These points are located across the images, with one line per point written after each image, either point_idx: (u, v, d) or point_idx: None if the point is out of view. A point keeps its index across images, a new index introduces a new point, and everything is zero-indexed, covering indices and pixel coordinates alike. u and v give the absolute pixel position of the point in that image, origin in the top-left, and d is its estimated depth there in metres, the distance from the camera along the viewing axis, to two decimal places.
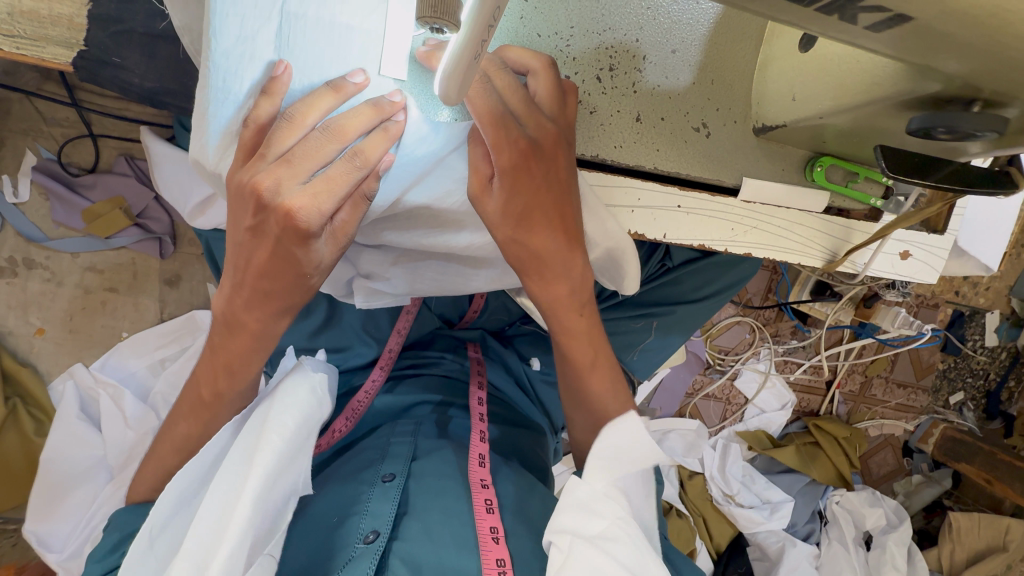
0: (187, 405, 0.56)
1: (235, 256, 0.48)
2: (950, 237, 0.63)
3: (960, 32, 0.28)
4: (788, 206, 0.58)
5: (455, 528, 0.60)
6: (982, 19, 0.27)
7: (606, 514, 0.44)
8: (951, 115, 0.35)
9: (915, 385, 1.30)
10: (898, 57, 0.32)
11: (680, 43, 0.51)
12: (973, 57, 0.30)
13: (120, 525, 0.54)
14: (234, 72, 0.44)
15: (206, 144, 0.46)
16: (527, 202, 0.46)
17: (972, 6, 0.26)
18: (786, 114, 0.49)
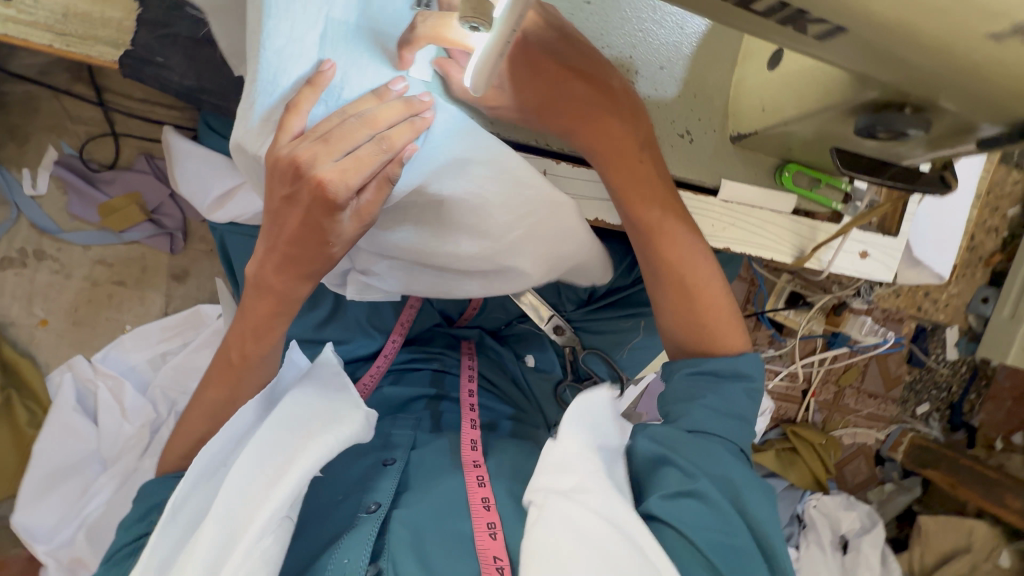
0: (218, 370, 0.63)
1: (268, 224, 0.54)
2: (902, 238, 0.71)
3: (886, 44, 0.35)
4: (761, 206, 0.65)
5: (450, 497, 0.65)
6: (902, 34, 0.34)
7: (578, 471, 0.51)
8: (889, 116, 0.43)
9: (884, 396, 1.37)
10: (843, 64, 0.39)
11: (667, 61, 0.59)
12: (898, 66, 0.37)
13: (149, 495, 0.60)
14: (282, 68, 0.50)
15: (249, 127, 0.52)
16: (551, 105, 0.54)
17: (895, 24, 0.33)
18: (758, 123, 0.57)
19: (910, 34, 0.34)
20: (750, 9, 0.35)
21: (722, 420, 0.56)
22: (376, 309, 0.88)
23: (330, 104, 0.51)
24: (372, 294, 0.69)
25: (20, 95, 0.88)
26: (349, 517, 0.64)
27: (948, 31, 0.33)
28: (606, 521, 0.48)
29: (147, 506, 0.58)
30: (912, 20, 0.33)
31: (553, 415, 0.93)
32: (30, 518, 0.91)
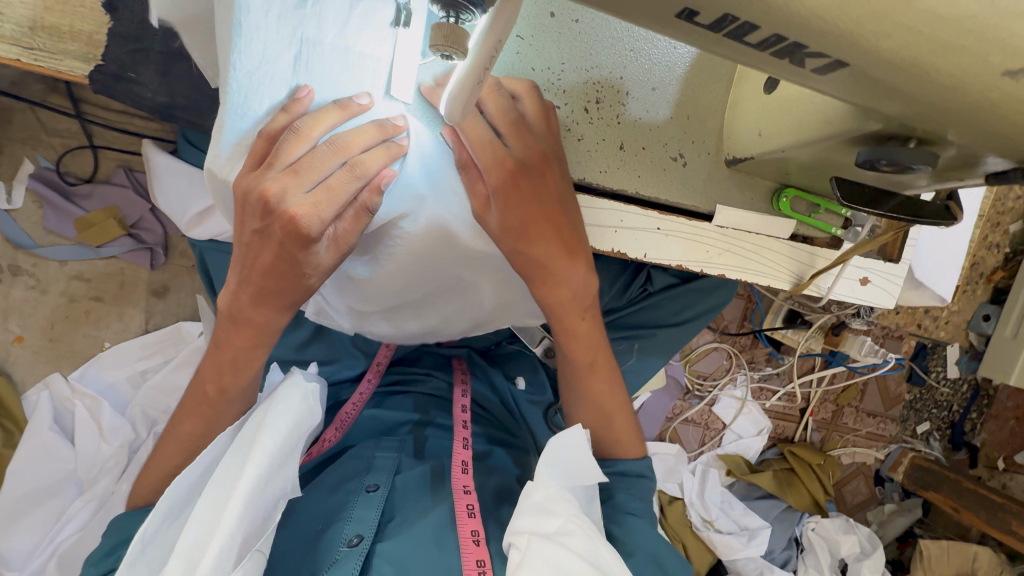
0: (192, 403, 0.59)
1: (241, 256, 0.51)
2: (903, 265, 0.68)
3: (890, 80, 0.32)
4: (757, 231, 0.63)
5: (439, 536, 0.62)
6: (908, 68, 0.31)
7: (559, 513, 0.50)
8: (892, 149, 0.40)
9: (884, 415, 1.35)
10: (845, 96, 0.37)
11: (660, 82, 0.57)
12: (905, 100, 0.35)
13: (118, 530, 0.56)
14: (251, 91, 0.47)
15: (220, 154, 0.49)
16: (525, 219, 0.52)
17: (901, 59, 0.31)
18: (754, 147, 0.55)
19: (917, 69, 0.31)
20: (744, 40, 0.33)
21: (640, 498, 0.62)
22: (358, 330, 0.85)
23: None
24: (327, 319, 0.69)
25: None
26: (328, 550, 0.61)
27: (959, 66, 0.30)
28: (588, 566, 0.47)
29: (110, 545, 0.55)
30: (922, 54, 0.30)
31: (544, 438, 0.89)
32: (1, 543, 0.87)
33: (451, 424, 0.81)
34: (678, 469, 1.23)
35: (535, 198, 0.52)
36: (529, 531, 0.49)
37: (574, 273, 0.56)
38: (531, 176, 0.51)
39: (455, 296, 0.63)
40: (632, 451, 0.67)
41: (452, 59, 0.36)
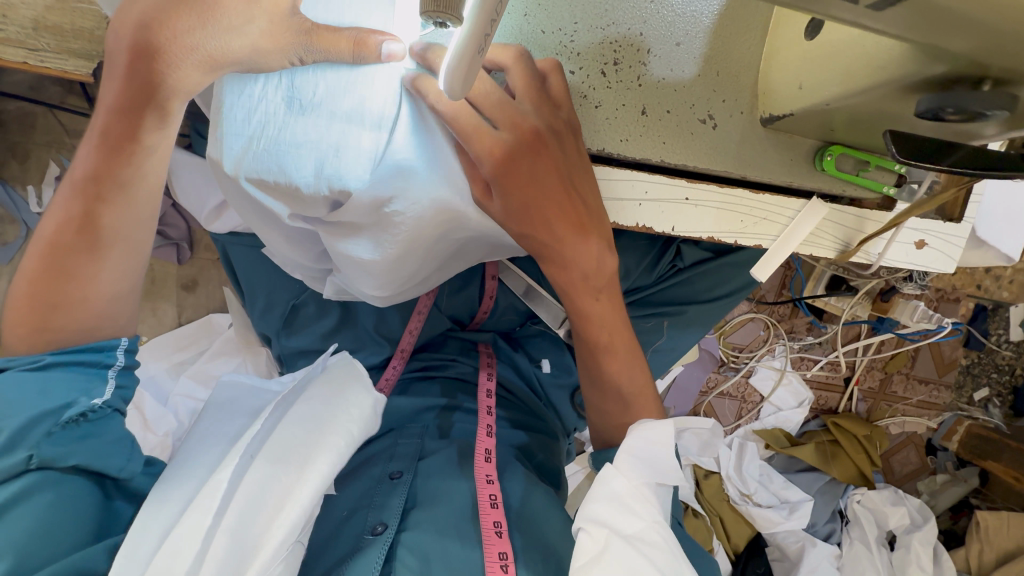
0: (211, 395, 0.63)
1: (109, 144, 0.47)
2: (966, 224, 0.62)
3: None
4: (802, 186, 0.57)
5: (460, 530, 0.61)
6: None
7: (642, 515, 0.50)
8: (957, 94, 0.35)
9: (937, 381, 1.27)
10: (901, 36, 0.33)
11: (685, 35, 0.51)
12: None
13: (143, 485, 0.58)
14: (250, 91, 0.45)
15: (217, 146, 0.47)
16: (530, 202, 0.49)
17: None
18: (793, 102, 0.49)
19: None
20: None
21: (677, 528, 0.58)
22: (378, 318, 0.85)
23: (312, 117, 0.45)
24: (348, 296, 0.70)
25: (17, 112, 0.87)
26: (354, 539, 0.61)
27: None
28: None
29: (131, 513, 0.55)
30: None
31: (569, 419, 0.92)
32: None
33: (475, 417, 0.81)
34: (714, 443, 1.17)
35: (531, 178, 0.48)
36: (607, 525, 0.48)
37: (589, 252, 0.53)
38: (530, 156, 0.48)
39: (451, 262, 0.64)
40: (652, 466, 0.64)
41: (446, 26, 0.33)
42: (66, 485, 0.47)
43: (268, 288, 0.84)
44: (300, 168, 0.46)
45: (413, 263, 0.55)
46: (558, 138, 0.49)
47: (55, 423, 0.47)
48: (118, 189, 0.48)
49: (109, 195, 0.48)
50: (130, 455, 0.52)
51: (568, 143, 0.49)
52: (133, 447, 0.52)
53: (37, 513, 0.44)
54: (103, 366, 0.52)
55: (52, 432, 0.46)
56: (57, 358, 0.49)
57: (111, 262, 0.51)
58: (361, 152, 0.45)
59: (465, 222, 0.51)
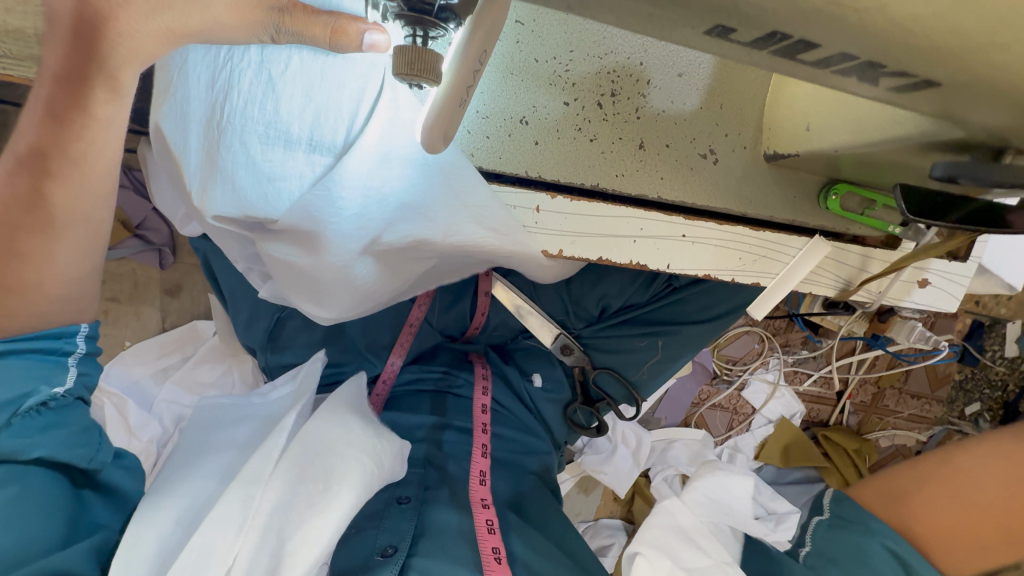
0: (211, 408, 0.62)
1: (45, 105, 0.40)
2: (973, 264, 0.60)
3: (985, 89, 0.26)
4: (805, 223, 0.54)
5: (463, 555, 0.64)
6: None
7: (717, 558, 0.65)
8: (977, 164, 0.32)
9: (929, 396, 1.27)
10: (927, 112, 0.30)
11: (687, 66, 0.48)
12: (1007, 108, 0.27)
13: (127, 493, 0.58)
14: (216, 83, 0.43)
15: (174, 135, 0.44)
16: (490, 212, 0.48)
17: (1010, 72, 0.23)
18: (798, 143, 0.46)
19: None
20: (799, 58, 0.27)
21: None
22: (366, 334, 0.82)
23: (291, 147, 0.44)
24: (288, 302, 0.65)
25: None
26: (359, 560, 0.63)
27: None
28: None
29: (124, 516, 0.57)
30: None
31: (560, 432, 0.91)
32: None
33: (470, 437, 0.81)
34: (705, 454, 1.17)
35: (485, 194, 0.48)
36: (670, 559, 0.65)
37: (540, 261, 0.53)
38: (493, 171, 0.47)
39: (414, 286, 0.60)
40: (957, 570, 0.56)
41: (422, 88, 0.30)
42: (31, 479, 0.48)
43: (253, 302, 0.81)
44: (276, 200, 0.46)
45: (377, 288, 0.54)
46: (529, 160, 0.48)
47: (14, 411, 0.47)
48: (69, 164, 0.42)
49: (58, 170, 0.42)
50: (97, 445, 0.53)
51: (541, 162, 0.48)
52: (100, 437, 0.53)
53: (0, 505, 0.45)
54: (61, 352, 0.50)
55: (10, 421, 0.46)
56: (9, 349, 0.47)
57: (67, 243, 0.46)
58: (339, 184, 0.44)
59: (462, 229, 0.48)
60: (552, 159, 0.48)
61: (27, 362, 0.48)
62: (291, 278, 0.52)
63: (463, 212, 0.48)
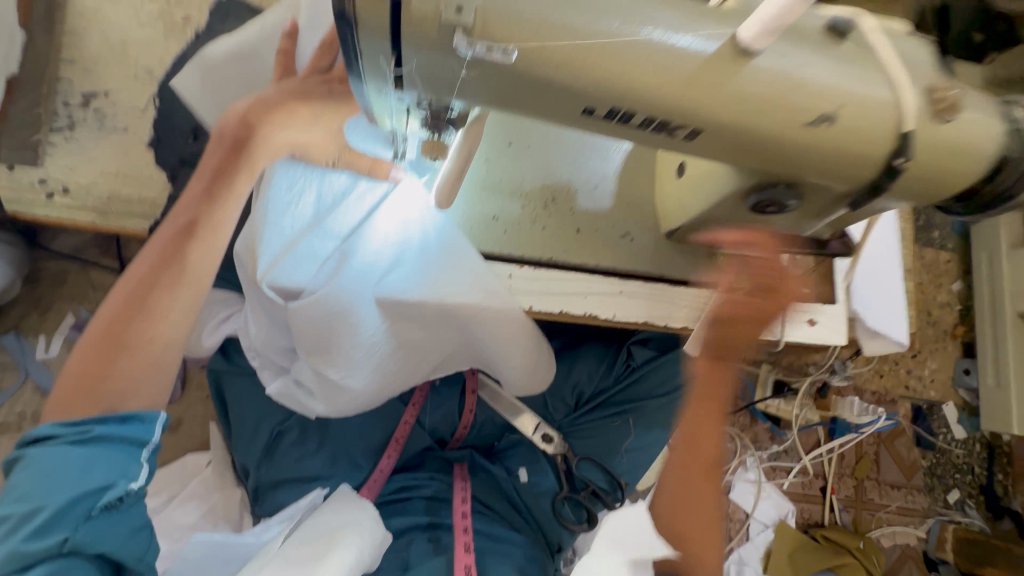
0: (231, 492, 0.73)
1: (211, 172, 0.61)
2: (842, 304, 0.78)
3: (735, 148, 0.47)
4: (708, 279, 0.74)
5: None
6: (741, 138, 0.45)
7: None
8: (773, 193, 0.54)
9: (908, 485, 1.32)
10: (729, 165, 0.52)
11: (600, 180, 0.73)
12: (767, 157, 0.48)
13: None
14: (286, 198, 0.63)
15: (245, 235, 0.63)
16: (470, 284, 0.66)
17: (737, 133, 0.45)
18: (680, 218, 0.68)
19: (746, 132, 0.45)
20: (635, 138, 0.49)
21: None
22: (359, 438, 0.89)
23: (328, 238, 0.64)
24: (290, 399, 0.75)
25: (53, 271, 1.00)
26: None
27: (774, 127, 0.45)
28: None
29: None
30: (742, 123, 0.44)
31: (551, 530, 0.89)
32: None
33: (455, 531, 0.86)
34: None
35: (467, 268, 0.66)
36: None
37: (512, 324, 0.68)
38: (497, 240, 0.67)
39: (407, 368, 0.72)
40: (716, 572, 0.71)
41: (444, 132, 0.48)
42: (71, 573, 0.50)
43: (258, 417, 0.88)
44: (318, 271, 0.63)
45: (379, 349, 0.67)
46: (497, 241, 0.69)
47: (91, 506, 0.51)
48: (210, 230, 0.61)
49: (200, 234, 0.61)
50: (148, 547, 0.54)
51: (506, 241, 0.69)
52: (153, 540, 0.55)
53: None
54: (141, 441, 0.56)
55: (87, 517, 0.51)
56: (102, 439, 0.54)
57: (178, 298, 0.61)
58: (363, 259, 0.64)
59: (454, 287, 0.65)
60: (515, 242, 0.69)
61: (111, 451, 0.54)
62: (310, 339, 0.65)
63: (455, 276, 0.65)
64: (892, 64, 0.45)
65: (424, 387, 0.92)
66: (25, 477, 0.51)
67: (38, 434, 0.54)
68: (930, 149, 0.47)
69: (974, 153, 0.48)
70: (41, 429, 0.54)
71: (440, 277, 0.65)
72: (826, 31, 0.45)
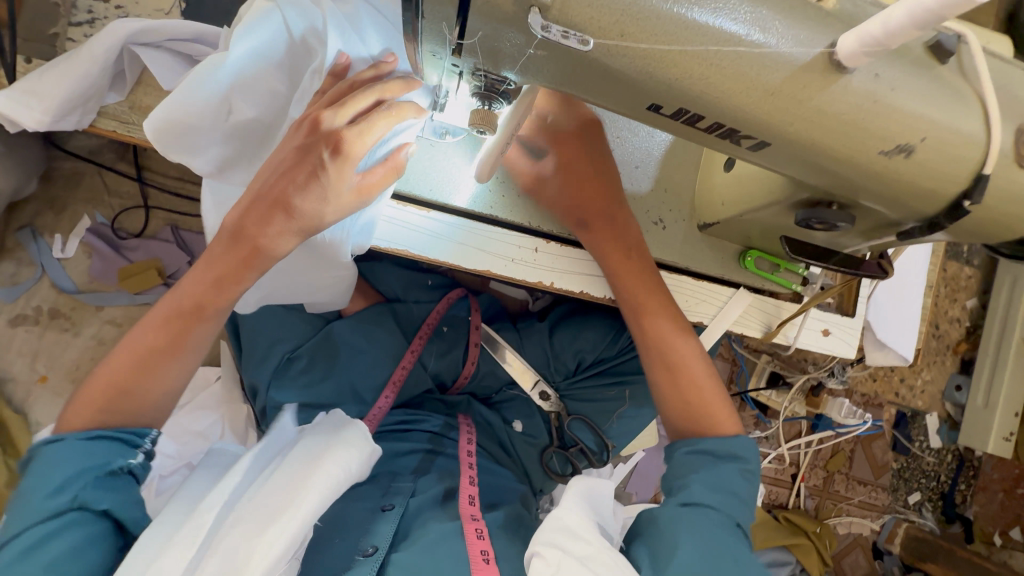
0: (161, 316, 0.55)
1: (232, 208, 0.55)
2: (859, 319, 0.78)
3: (802, 165, 0.44)
4: (733, 278, 0.73)
5: (452, 551, 0.69)
6: (810, 154, 0.42)
7: (592, 543, 0.55)
8: (821, 211, 0.51)
9: (874, 483, 1.38)
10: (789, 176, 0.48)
11: (640, 161, 0.70)
12: (835, 178, 0.45)
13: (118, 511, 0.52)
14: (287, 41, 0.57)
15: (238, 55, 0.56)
16: (499, 260, 0.66)
17: (806, 150, 0.42)
18: (718, 214, 0.66)
19: (816, 148, 0.42)
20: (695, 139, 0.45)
21: (698, 530, 0.54)
22: (367, 375, 0.92)
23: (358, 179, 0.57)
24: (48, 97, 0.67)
25: (69, 170, 0.98)
26: (346, 558, 0.70)
27: (848, 147, 0.41)
28: None
29: (78, 540, 0.48)
30: (814, 140, 0.41)
31: (537, 479, 0.99)
32: None
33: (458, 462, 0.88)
34: None
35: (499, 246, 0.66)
36: (560, 549, 0.54)
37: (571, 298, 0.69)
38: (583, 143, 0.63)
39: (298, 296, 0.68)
40: (727, 428, 0.62)
41: (497, 101, 0.45)
42: (62, 533, 0.48)
43: (269, 343, 0.91)
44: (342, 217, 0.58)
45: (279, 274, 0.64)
46: (529, 213, 0.66)
47: (96, 475, 0.51)
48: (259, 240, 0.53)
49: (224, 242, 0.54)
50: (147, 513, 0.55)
51: (539, 212, 0.67)
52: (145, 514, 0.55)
53: (60, 551, 0.47)
54: (134, 441, 0.54)
55: (97, 479, 0.51)
56: (107, 431, 0.53)
57: (201, 331, 0.56)
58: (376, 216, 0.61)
59: (478, 259, 0.66)
60: (545, 216, 0.67)
61: (112, 446, 0.52)
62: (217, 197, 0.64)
63: (482, 245, 0.66)
64: (991, 100, 0.41)
65: (430, 328, 0.97)
66: (39, 469, 0.50)
67: (49, 436, 0.53)
68: (1000, 195, 0.44)
69: None
70: (49, 433, 0.52)
71: (465, 243, 0.65)
72: (927, 51, 0.41)
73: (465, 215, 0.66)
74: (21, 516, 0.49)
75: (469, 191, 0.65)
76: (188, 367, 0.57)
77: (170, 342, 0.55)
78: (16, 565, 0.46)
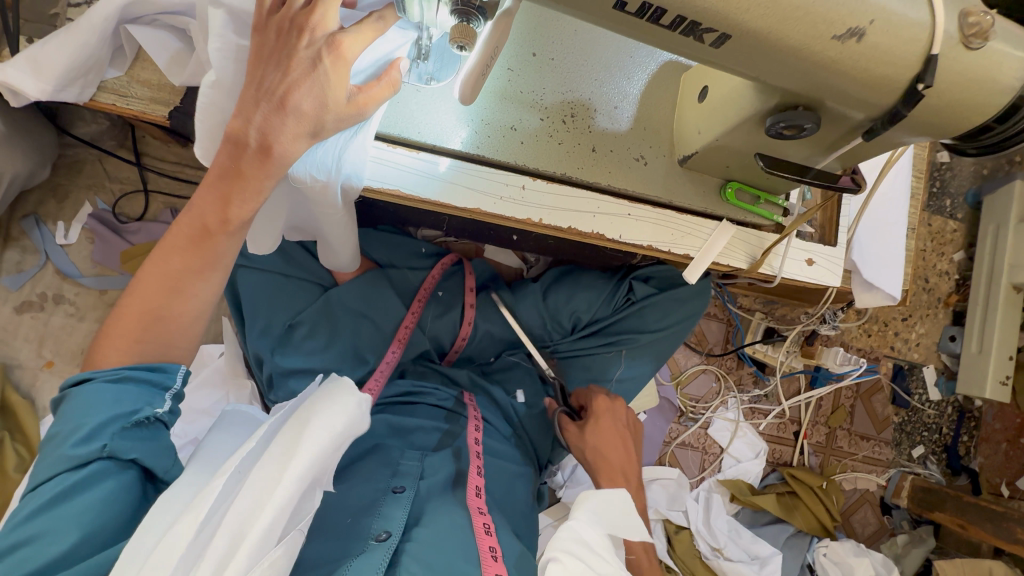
0: (186, 236, 0.55)
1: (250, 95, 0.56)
2: (841, 248, 0.80)
3: (766, 57, 0.46)
4: (714, 212, 0.76)
5: (465, 546, 0.68)
6: (771, 43, 0.45)
7: (608, 560, 0.61)
8: (790, 114, 0.53)
9: (876, 437, 1.40)
10: (755, 79, 0.51)
11: (619, 101, 0.72)
12: (795, 71, 0.47)
13: (147, 457, 0.52)
14: None
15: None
16: (490, 201, 0.70)
17: (764, 39, 0.45)
18: (696, 145, 0.69)
19: (773, 37, 0.44)
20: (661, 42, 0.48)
21: None
22: (369, 339, 0.94)
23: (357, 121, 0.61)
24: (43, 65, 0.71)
25: (69, 158, 1.01)
26: (359, 543, 0.66)
27: (802, 33, 0.44)
28: None
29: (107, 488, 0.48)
30: (769, 28, 0.44)
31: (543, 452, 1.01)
32: None
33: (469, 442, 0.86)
34: (682, 496, 1.21)
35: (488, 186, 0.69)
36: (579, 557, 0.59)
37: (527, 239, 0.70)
38: None
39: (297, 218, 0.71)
40: None
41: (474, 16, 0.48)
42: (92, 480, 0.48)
43: (271, 313, 0.92)
44: (327, 152, 0.61)
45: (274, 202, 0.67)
46: (514, 153, 0.69)
47: (124, 424, 0.51)
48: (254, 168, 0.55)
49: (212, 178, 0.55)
50: (176, 459, 0.55)
51: (524, 150, 0.69)
52: (174, 460, 0.55)
53: (94, 499, 0.48)
54: (161, 387, 0.54)
55: (124, 428, 0.51)
56: (132, 371, 0.52)
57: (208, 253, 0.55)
58: (359, 153, 0.64)
59: (466, 200, 0.69)
60: (531, 155, 0.70)
61: (138, 392, 0.52)
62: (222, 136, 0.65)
63: (471, 186, 0.69)
64: None
65: (427, 292, 0.99)
66: (68, 415, 0.50)
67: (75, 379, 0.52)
68: (950, 77, 0.47)
69: (992, 84, 0.48)
70: (77, 375, 0.52)
71: (453, 184, 0.69)
72: None
73: (454, 158, 0.69)
74: (51, 462, 0.49)
75: (457, 135, 0.68)
76: (219, 285, 0.57)
77: (186, 253, 0.55)
78: (49, 511, 0.47)
